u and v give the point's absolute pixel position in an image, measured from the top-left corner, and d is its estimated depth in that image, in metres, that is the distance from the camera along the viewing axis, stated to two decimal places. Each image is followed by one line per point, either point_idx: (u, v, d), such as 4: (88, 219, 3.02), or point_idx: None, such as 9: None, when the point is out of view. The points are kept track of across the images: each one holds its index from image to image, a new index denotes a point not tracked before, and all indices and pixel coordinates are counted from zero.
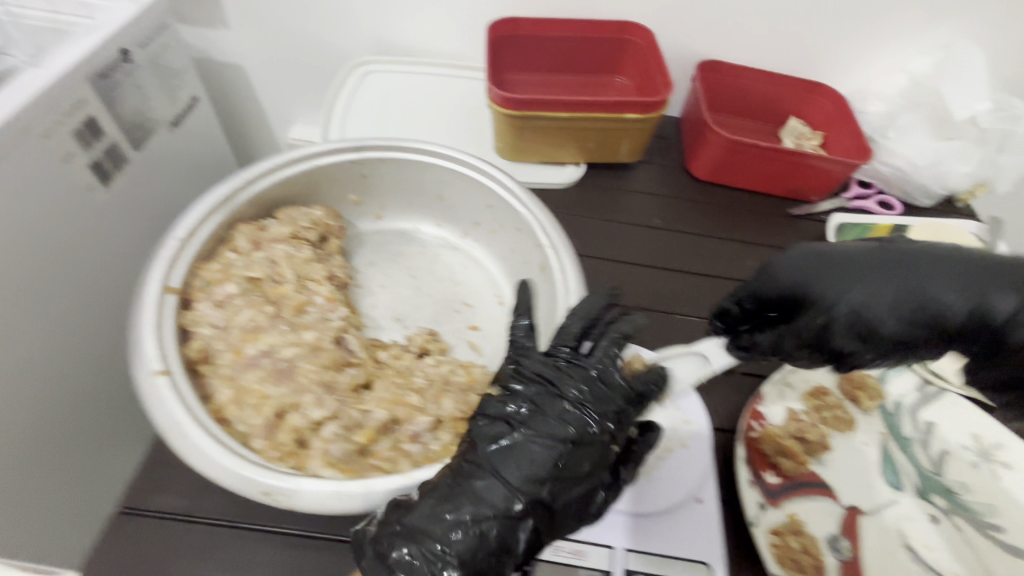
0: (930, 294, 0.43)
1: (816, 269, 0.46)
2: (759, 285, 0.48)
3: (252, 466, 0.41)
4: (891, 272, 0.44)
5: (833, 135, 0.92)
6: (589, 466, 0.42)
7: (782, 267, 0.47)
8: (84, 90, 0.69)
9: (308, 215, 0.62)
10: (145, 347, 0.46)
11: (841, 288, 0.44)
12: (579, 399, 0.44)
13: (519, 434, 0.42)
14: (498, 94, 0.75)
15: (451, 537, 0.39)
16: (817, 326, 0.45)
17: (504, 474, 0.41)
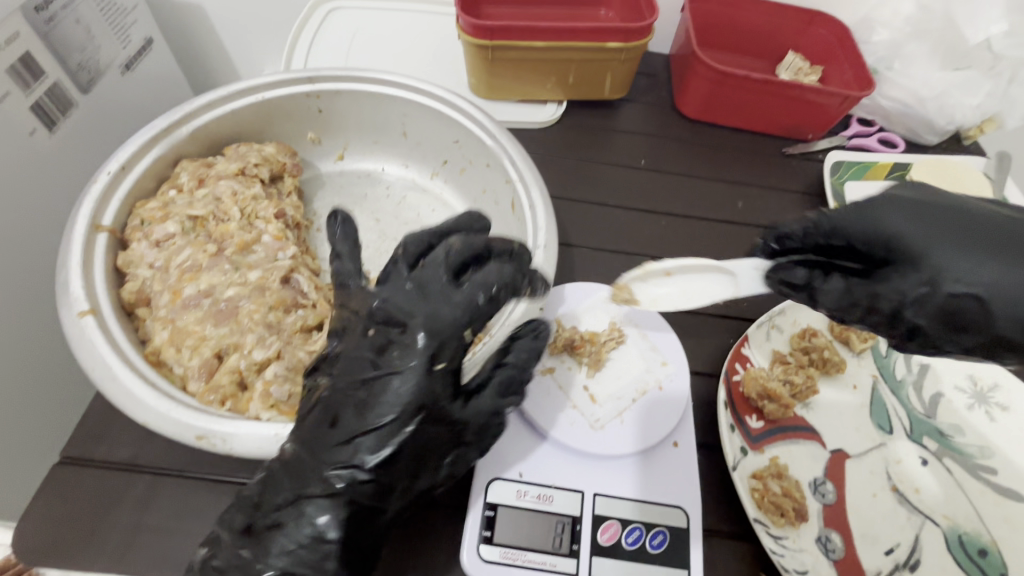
0: None
1: (996, 227, 0.35)
2: (867, 221, 0.37)
3: (182, 408, 0.39)
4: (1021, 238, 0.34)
5: (833, 69, 0.85)
6: (406, 412, 0.36)
7: (900, 207, 0.37)
8: (16, 22, 0.61)
9: (258, 151, 0.57)
10: (71, 286, 0.42)
11: (955, 247, 0.34)
12: (376, 325, 0.38)
13: (325, 393, 0.38)
14: (467, 21, 0.69)
15: (278, 532, 0.36)
16: (967, 304, 0.34)
17: (311, 451, 0.36)
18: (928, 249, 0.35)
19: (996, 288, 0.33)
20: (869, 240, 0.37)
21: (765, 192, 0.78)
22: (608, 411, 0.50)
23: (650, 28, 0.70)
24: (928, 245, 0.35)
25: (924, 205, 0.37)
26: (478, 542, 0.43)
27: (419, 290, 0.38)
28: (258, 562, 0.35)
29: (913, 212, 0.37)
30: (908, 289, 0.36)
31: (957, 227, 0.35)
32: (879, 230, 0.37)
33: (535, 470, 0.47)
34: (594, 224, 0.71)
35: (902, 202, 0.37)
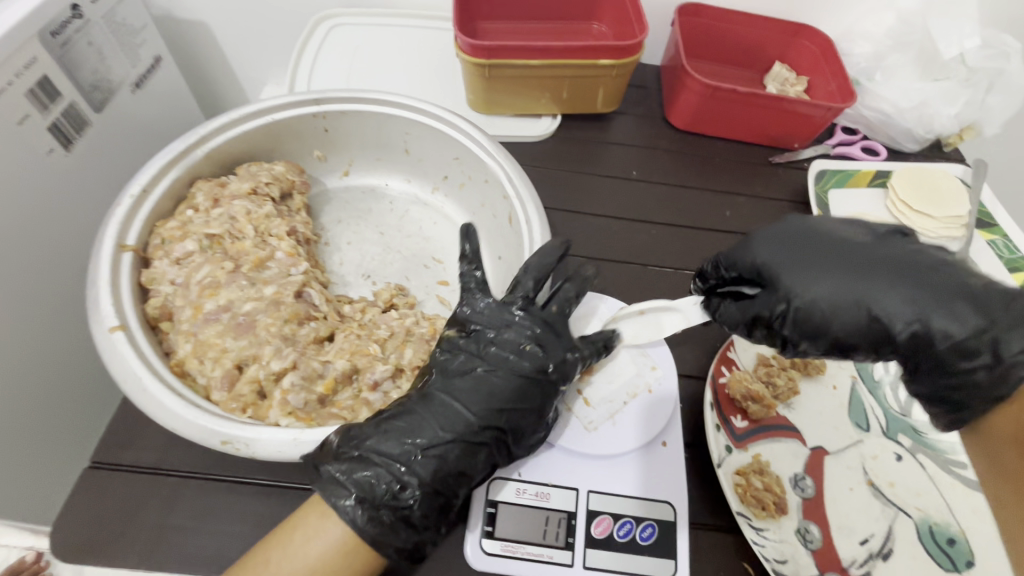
0: (877, 292, 0.39)
1: (833, 256, 0.42)
2: (746, 256, 0.46)
3: (208, 416, 0.42)
4: (854, 260, 0.42)
5: (818, 79, 0.88)
6: (537, 399, 0.46)
7: (768, 238, 0.46)
8: (34, 48, 0.64)
9: (269, 170, 0.61)
10: (101, 303, 0.46)
11: (799, 268, 0.42)
12: (517, 332, 0.48)
13: (476, 370, 0.47)
14: (465, 41, 0.72)
15: (396, 462, 0.41)
16: (809, 314, 0.41)
17: (464, 402, 0.45)
18: (781, 273, 0.43)
19: (822, 301, 0.41)
20: (747, 268, 0.45)
21: (752, 201, 0.81)
22: (600, 413, 0.53)
23: (640, 45, 0.74)
24: (783, 266, 0.43)
25: (786, 240, 0.44)
26: (481, 536, 0.47)
27: (546, 322, 0.49)
28: (380, 481, 0.40)
29: (777, 245, 0.45)
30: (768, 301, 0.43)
31: (803, 254, 0.43)
32: (751, 262, 0.45)
33: (533, 469, 0.50)
34: (587, 233, 0.74)
35: (769, 237, 0.46)
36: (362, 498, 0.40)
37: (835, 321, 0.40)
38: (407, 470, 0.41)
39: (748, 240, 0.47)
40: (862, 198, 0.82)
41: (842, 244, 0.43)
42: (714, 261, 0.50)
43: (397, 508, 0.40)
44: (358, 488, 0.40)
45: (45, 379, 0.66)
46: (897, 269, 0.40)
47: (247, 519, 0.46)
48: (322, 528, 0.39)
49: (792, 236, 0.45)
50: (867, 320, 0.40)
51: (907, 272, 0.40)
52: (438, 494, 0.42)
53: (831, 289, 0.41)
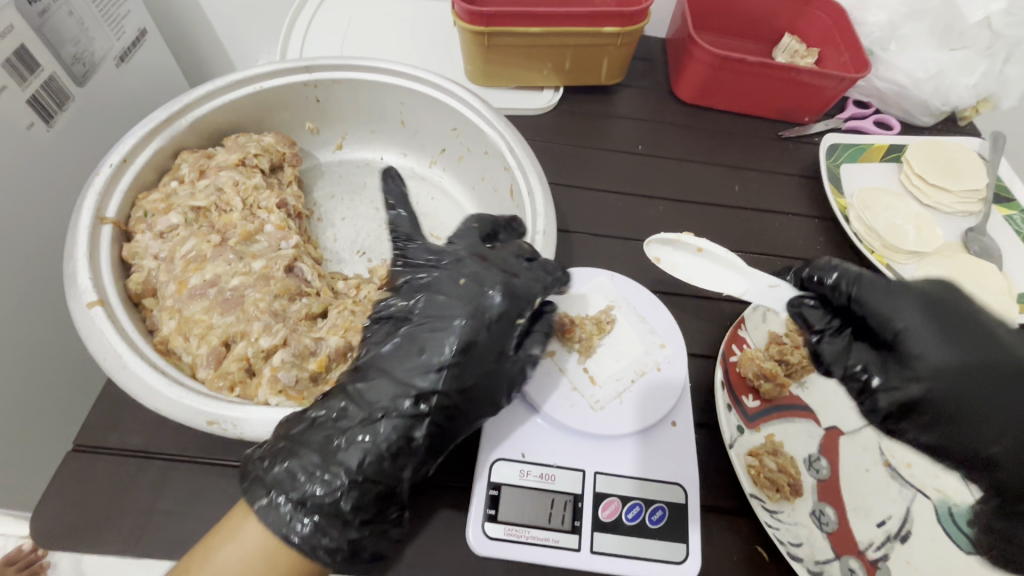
0: (1011, 422, 0.36)
1: (981, 357, 0.38)
2: (890, 307, 0.40)
3: (192, 395, 0.40)
4: (1002, 371, 0.38)
5: (830, 50, 0.84)
6: (479, 350, 0.42)
7: (915, 299, 0.40)
8: (10, 15, 0.61)
9: (257, 141, 0.58)
10: (79, 278, 0.43)
11: (947, 353, 0.38)
12: (457, 276, 0.45)
13: (404, 331, 0.43)
14: (462, 6, 0.68)
15: (320, 453, 0.38)
16: (933, 403, 0.37)
17: (392, 372, 0.41)
18: (924, 351, 0.38)
19: (945, 390, 0.37)
20: (881, 320, 0.40)
21: (762, 176, 0.78)
22: (607, 392, 0.51)
23: (647, 12, 0.70)
24: (921, 339, 0.38)
25: (931, 308, 0.40)
26: (483, 520, 0.45)
27: (486, 260, 0.46)
28: (303, 477, 0.37)
29: (925, 315, 0.39)
30: (889, 372, 0.39)
31: (953, 337, 0.38)
32: (888, 317, 0.39)
33: (537, 451, 0.48)
34: (591, 209, 0.72)
35: (918, 298, 0.40)
36: (290, 494, 0.37)
37: (952, 424, 0.37)
38: (333, 462, 0.38)
39: (889, 284, 0.41)
40: (875, 172, 0.79)
41: (986, 339, 0.39)
42: (854, 283, 0.41)
43: (326, 507, 0.37)
44: (277, 486, 0.37)
45: (29, 361, 0.64)
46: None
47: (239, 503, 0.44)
48: (238, 528, 0.36)
49: (946, 313, 0.39)
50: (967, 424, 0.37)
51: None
52: (373, 482, 0.39)
53: (961, 384, 0.37)
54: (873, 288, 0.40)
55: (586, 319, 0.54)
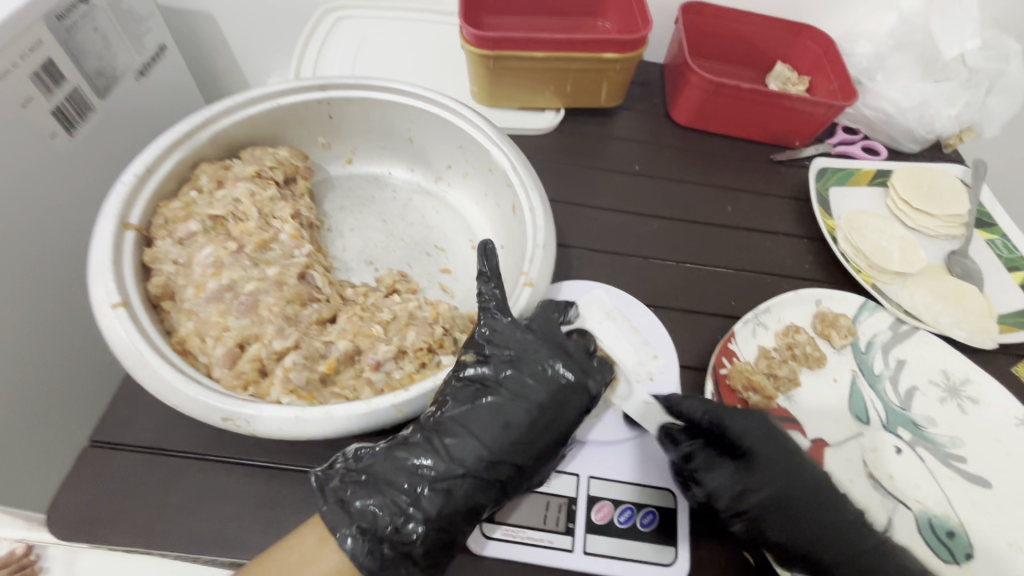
0: (806, 526, 0.46)
1: (795, 474, 0.48)
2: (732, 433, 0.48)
3: (208, 391, 0.42)
4: (813, 485, 0.47)
5: (819, 79, 0.89)
6: (551, 429, 0.45)
7: (757, 427, 0.49)
8: (40, 31, 0.64)
9: (273, 155, 0.61)
10: (102, 280, 0.45)
11: (772, 474, 0.47)
12: (545, 357, 0.46)
13: (492, 401, 0.44)
14: (471, 32, 0.72)
15: (455, 469, 0.42)
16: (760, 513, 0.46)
17: (504, 422, 0.44)
18: (753, 471, 0.47)
19: (763, 503, 0.46)
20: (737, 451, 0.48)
21: (753, 197, 0.81)
22: (601, 400, 0.54)
23: (644, 40, 0.74)
24: (764, 472, 0.47)
25: (769, 441, 0.48)
26: (480, 520, 0.47)
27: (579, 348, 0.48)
28: (386, 510, 0.40)
29: (759, 438, 0.48)
30: (737, 497, 0.47)
31: (774, 457, 0.48)
32: (737, 446, 0.48)
33: None
34: (587, 224, 0.75)
35: (762, 432, 0.48)
36: (397, 513, 0.40)
37: (779, 527, 0.46)
38: (413, 505, 0.41)
39: (744, 417, 0.49)
40: (862, 196, 0.82)
41: (803, 473, 0.48)
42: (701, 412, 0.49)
43: (388, 551, 0.40)
44: (360, 518, 0.40)
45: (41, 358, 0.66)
46: (832, 523, 0.46)
47: (246, 500, 0.46)
48: (316, 557, 0.39)
49: (778, 443, 0.49)
50: (789, 545, 0.45)
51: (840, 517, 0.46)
52: (441, 530, 0.41)
53: (780, 516, 0.46)
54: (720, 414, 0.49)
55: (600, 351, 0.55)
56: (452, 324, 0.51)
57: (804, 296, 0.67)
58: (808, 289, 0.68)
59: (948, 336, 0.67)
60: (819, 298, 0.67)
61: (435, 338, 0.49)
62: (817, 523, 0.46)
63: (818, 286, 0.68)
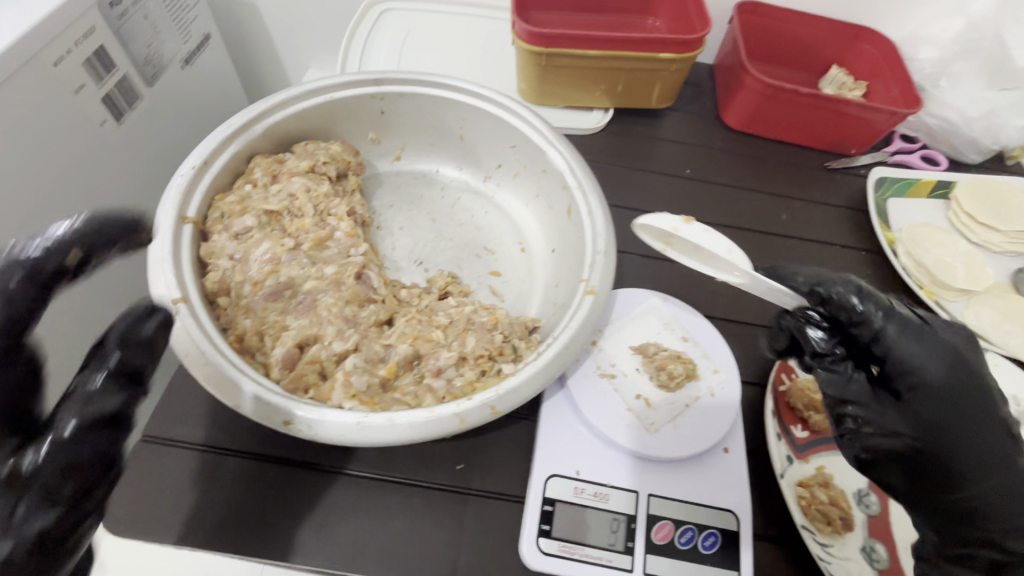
0: (966, 433, 0.41)
1: (967, 392, 0.42)
2: (909, 324, 0.44)
3: (272, 393, 0.41)
4: (985, 407, 0.42)
5: (878, 83, 0.85)
6: None
7: (936, 336, 0.44)
8: (93, 17, 0.63)
9: (325, 149, 0.59)
10: (162, 275, 0.45)
11: (944, 377, 0.42)
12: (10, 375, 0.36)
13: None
14: (523, 28, 0.70)
15: None
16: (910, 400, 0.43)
17: None
18: (925, 367, 0.42)
19: (923, 396, 0.42)
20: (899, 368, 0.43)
21: (808, 206, 0.79)
22: (662, 415, 0.51)
23: (702, 40, 0.71)
24: (940, 375, 0.42)
25: (948, 371, 0.42)
26: (537, 535, 0.45)
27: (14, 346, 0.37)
28: None
29: (937, 344, 0.43)
30: (886, 414, 0.43)
31: (957, 367, 0.42)
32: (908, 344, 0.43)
33: (592, 468, 0.48)
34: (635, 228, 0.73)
35: (948, 346, 0.43)
36: None
37: (932, 423, 0.42)
38: None
39: (927, 336, 0.43)
40: (922, 208, 0.79)
41: (978, 393, 0.42)
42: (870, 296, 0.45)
43: None
44: None
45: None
46: (995, 448, 0.41)
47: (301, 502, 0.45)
48: None
49: (960, 361, 0.43)
50: (936, 483, 0.42)
51: (1013, 471, 0.40)
52: None
53: (941, 417, 0.41)
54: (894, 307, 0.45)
55: (668, 359, 0.53)
56: (511, 331, 0.50)
57: None
58: None
59: (1019, 359, 0.64)
60: None
61: (496, 346, 0.47)
62: (977, 469, 0.41)
63: None
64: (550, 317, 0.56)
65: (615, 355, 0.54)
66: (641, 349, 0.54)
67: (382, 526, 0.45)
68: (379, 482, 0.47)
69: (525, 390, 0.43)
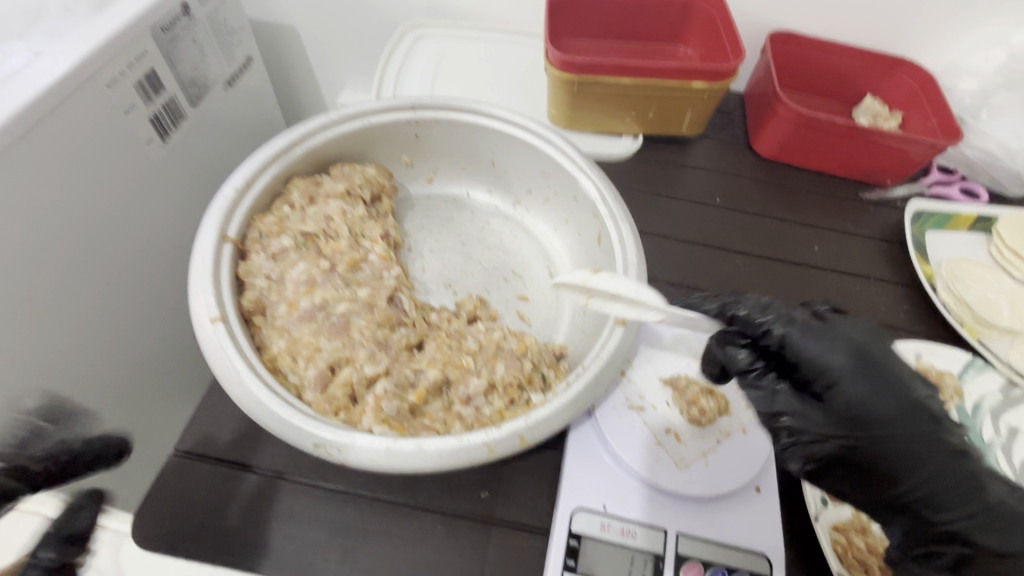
0: (896, 428, 0.40)
1: (885, 384, 0.41)
2: (808, 329, 0.43)
3: (303, 416, 0.41)
4: (908, 394, 0.41)
5: (915, 114, 0.84)
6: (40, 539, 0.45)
7: (838, 333, 0.43)
8: (146, 43, 0.66)
9: (361, 172, 0.61)
10: (202, 294, 0.46)
11: (857, 374, 0.41)
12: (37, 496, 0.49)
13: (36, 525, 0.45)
14: (557, 56, 0.71)
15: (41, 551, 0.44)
16: (835, 406, 0.42)
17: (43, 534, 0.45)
18: (836, 370, 0.41)
19: (844, 400, 0.41)
20: (812, 370, 0.42)
21: (841, 237, 0.77)
22: (692, 451, 0.50)
23: (735, 70, 0.71)
24: (851, 374, 0.41)
25: (858, 368, 0.41)
26: (562, 570, 0.44)
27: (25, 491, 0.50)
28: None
29: (843, 344, 0.42)
30: (818, 420, 0.42)
31: (865, 361, 0.41)
32: (814, 351, 0.42)
33: (618, 502, 0.47)
34: (663, 256, 0.72)
35: (848, 341, 0.42)
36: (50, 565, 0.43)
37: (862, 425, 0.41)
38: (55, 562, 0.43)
39: (826, 332, 0.43)
40: (962, 242, 0.77)
41: (895, 379, 0.41)
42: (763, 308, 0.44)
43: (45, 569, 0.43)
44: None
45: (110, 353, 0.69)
46: (926, 435, 0.40)
47: (326, 524, 0.45)
48: None
49: (870, 352, 0.42)
50: (880, 482, 0.41)
51: (946, 450, 0.40)
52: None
53: (866, 418, 0.41)
54: (790, 312, 0.44)
55: (700, 394, 0.52)
56: (541, 359, 0.50)
57: (903, 349, 0.63)
58: (907, 341, 0.63)
59: None
60: (920, 352, 0.62)
61: (526, 375, 0.48)
62: (915, 461, 0.40)
63: (919, 339, 0.63)
64: (578, 345, 0.56)
65: (643, 387, 0.53)
66: (672, 381, 0.54)
67: (404, 553, 0.45)
68: (402, 507, 0.47)
69: (554, 421, 0.43)
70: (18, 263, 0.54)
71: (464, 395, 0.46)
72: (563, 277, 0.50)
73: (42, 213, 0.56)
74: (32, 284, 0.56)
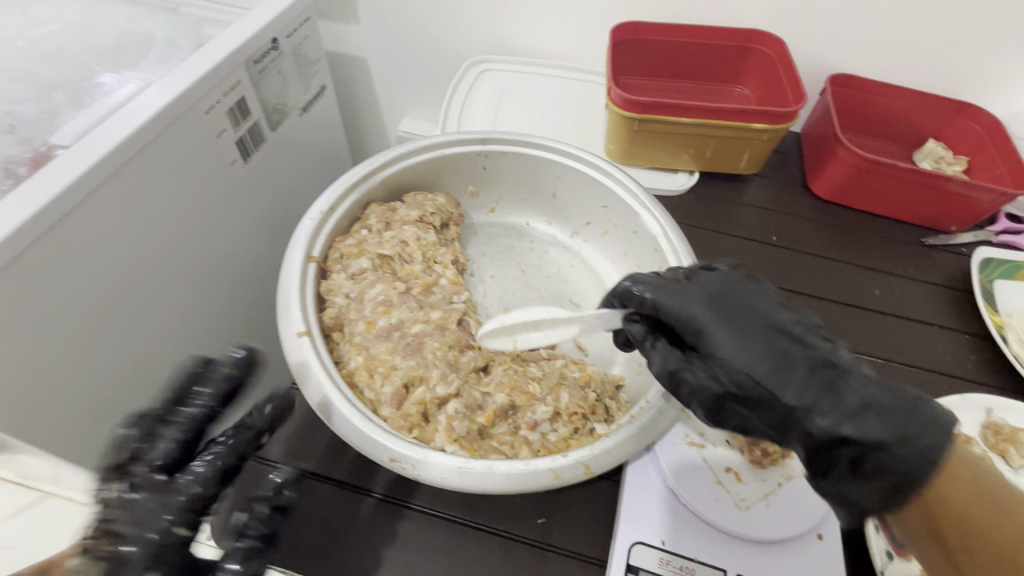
0: (760, 356, 0.39)
1: (745, 321, 0.41)
2: (671, 288, 0.44)
3: (381, 430, 0.43)
4: (772, 328, 0.41)
5: (981, 160, 0.82)
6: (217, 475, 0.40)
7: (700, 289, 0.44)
8: (239, 74, 0.72)
9: (433, 201, 0.64)
10: (291, 309, 0.49)
11: (717, 318, 0.42)
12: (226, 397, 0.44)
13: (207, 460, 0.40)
14: (620, 95, 0.74)
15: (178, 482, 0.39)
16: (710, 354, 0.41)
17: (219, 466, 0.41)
18: (700, 319, 0.42)
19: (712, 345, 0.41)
20: (681, 326, 0.43)
21: (903, 281, 0.76)
22: (753, 492, 0.49)
23: (796, 113, 0.72)
24: (712, 320, 0.42)
25: (715, 314, 0.42)
26: None
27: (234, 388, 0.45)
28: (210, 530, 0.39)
29: (705, 297, 0.43)
30: (701, 372, 0.42)
31: (723, 308, 0.42)
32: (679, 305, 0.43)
33: (677, 537, 0.47)
34: None
35: (708, 292, 0.43)
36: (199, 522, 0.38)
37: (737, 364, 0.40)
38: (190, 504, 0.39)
39: (683, 287, 0.44)
40: None
41: (751, 317, 0.41)
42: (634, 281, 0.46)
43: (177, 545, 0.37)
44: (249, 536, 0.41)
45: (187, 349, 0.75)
46: (785, 355, 0.39)
47: (390, 536, 0.47)
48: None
49: (731, 300, 0.43)
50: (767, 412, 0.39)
51: (803, 363, 0.38)
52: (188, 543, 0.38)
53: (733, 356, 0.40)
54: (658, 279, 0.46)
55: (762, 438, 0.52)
56: (602, 390, 0.51)
57: (973, 400, 0.61)
58: (978, 393, 0.61)
59: None
60: (991, 406, 0.60)
61: (589, 405, 0.49)
62: (780, 379, 0.39)
63: (991, 392, 0.61)
64: (636, 377, 0.57)
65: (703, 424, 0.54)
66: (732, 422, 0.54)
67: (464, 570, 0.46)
68: (463, 526, 0.49)
69: (619, 451, 0.44)
70: (119, 270, 0.59)
71: (529, 420, 0.47)
72: (483, 328, 0.50)
73: (141, 226, 0.61)
74: (128, 291, 0.61)
